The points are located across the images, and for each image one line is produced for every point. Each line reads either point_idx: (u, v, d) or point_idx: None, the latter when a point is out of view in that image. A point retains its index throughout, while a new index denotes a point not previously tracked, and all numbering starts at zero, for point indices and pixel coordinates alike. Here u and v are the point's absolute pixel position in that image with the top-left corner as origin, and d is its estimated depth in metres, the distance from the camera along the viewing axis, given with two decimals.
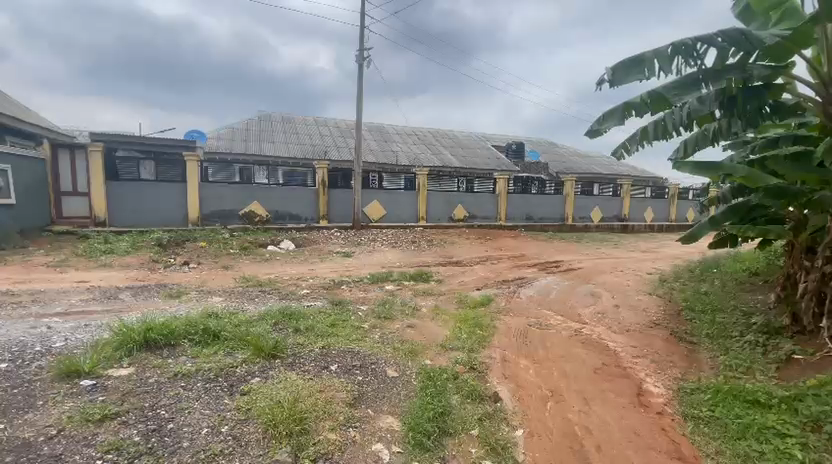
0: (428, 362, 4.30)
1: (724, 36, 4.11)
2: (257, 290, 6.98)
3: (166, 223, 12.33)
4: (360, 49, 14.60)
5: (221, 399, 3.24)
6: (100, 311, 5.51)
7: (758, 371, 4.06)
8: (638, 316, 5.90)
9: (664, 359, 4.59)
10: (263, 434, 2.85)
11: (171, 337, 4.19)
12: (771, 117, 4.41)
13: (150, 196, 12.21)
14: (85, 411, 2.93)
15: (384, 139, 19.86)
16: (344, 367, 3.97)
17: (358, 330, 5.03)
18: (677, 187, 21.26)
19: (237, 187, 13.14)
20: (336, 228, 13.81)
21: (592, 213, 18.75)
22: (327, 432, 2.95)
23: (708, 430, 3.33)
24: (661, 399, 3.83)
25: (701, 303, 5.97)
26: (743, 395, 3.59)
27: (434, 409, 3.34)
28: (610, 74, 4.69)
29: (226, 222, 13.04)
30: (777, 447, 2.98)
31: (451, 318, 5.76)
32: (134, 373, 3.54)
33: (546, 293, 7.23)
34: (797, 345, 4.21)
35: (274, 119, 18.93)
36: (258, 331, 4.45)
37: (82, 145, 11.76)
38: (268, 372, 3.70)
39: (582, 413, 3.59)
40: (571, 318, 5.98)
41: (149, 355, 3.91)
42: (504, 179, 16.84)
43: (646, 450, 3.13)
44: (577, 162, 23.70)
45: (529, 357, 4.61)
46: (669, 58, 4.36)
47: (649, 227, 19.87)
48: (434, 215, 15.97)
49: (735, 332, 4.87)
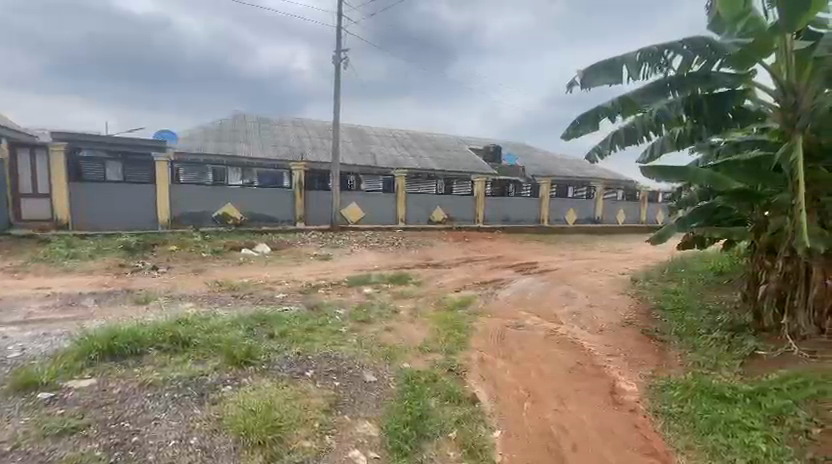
0: (407, 365, 4.28)
1: (689, 44, 4.34)
2: (231, 294, 6.83)
3: (135, 225, 11.93)
4: (338, 49, 14.52)
5: (190, 408, 3.14)
6: (62, 318, 5.26)
7: (724, 366, 4.19)
8: (611, 316, 6.04)
9: (636, 358, 4.69)
10: (235, 444, 2.76)
11: (137, 345, 4.01)
12: (734, 124, 4.59)
13: (119, 196, 11.78)
14: (44, 425, 2.78)
15: (362, 140, 19.85)
16: (320, 372, 3.90)
17: (337, 333, 4.99)
18: (646, 189, 22.06)
19: (211, 188, 12.89)
20: (313, 230, 13.72)
21: (567, 215, 19.20)
22: (302, 440, 2.88)
23: (679, 426, 3.40)
24: (633, 396, 3.88)
25: (670, 303, 6.16)
26: (710, 390, 3.73)
27: (413, 414, 3.32)
28: (581, 77, 4.77)
29: (199, 224, 12.73)
30: (744, 441, 3.08)
31: (430, 320, 5.79)
32: (97, 384, 3.38)
33: (523, 294, 7.35)
34: (760, 341, 4.41)
35: (248, 118, 18.60)
36: (231, 337, 4.35)
37: (45, 145, 10.93)
38: (241, 379, 3.60)
39: (558, 413, 3.63)
40: (547, 318, 6.08)
41: (114, 364, 3.74)
42: (481, 181, 17.13)
43: (620, 449, 3.17)
44: (553, 165, 24.24)
45: (508, 358, 4.66)
46: (639, 64, 4.47)
47: (622, 228, 20.52)
48: (413, 217, 16.00)
49: (703, 330, 5.04)
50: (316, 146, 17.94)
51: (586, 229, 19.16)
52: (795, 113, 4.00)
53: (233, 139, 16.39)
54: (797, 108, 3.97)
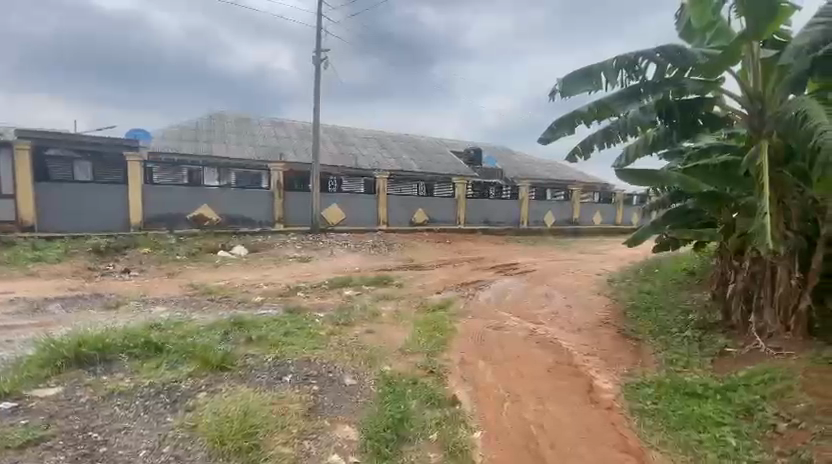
0: (388, 368, 4.25)
1: (662, 52, 4.42)
2: (207, 298, 6.66)
3: (105, 227, 11.52)
4: (317, 50, 14.39)
5: (163, 416, 3.04)
6: (25, 325, 5.02)
7: (696, 364, 4.31)
8: (588, 316, 6.15)
9: (612, 356, 4.79)
10: (209, 452, 2.68)
11: (106, 352, 3.87)
12: (703, 129, 4.73)
13: (89, 197, 11.35)
14: (5, 438, 2.64)
15: (343, 141, 19.75)
16: (299, 376, 3.84)
17: (316, 337, 4.93)
18: (622, 193, 22.64)
19: (186, 189, 12.59)
20: (293, 232, 13.53)
21: (546, 217, 19.50)
22: (279, 446, 2.81)
23: (652, 422, 3.47)
24: (610, 394, 3.95)
25: (644, 302, 6.32)
26: (682, 388, 3.84)
27: (394, 417, 3.30)
28: (561, 86, 4.86)
29: (173, 226, 12.40)
30: (714, 436, 3.18)
31: (411, 322, 5.78)
32: (63, 393, 3.24)
33: (503, 295, 7.42)
34: (729, 339, 4.59)
35: (226, 118, 18.24)
36: (207, 342, 4.23)
37: (8, 142, 10.33)
38: (216, 385, 3.51)
39: (537, 412, 3.67)
40: (526, 318, 6.16)
41: (81, 372, 3.59)
42: (462, 183, 17.26)
43: (597, 446, 3.21)
44: (532, 168, 24.62)
45: (488, 358, 4.70)
46: (616, 71, 4.58)
47: (598, 230, 20.98)
48: (394, 218, 15.97)
49: (675, 328, 5.21)
50: (296, 147, 17.73)
51: (564, 231, 19.52)
52: (761, 119, 4.17)
53: (210, 138, 16.02)
54: (763, 114, 4.14)
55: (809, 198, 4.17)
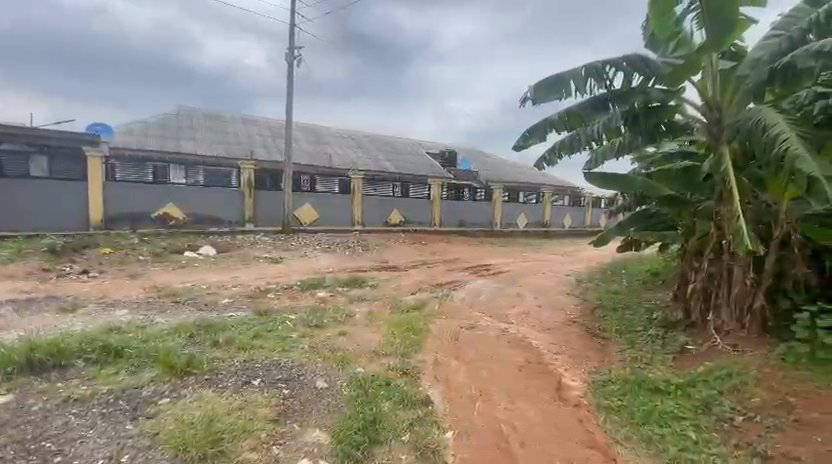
0: (360, 370, 4.21)
1: (627, 62, 4.59)
2: (172, 300, 6.42)
3: (61, 226, 10.90)
4: (291, 47, 14.16)
5: (122, 424, 2.90)
6: None
7: (659, 361, 4.47)
8: (558, 315, 6.29)
9: (580, 355, 4.91)
10: (172, 460, 2.59)
11: (61, 357, 3.67)
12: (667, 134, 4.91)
13: (45, 194, 10.71)
14: None
15: (317, 140, 19.51)
16: (268, 380, 3.75)
17: (287, 339, 4.84)
18: (590, 196, 23.36)
19: (150, 187, 12.17)
20: (264, 232, 13.24)
21: (518, 219, 19.88)
22: (248, 452, 2.74)
23: (618, 418, 3.58)
24: (577, 392, 4.06)
25: (612, 302, 6.51)
26: (645, 384, 3.99)
27: (365, 419, 3.27)
28: (532, 93, 4.95)
29: (136, 225, 11.95)
30: (675, 430, 3.31)
31: (385, 323, 5.76)
32: (12, 401, 3.05)
33: (477, 295, 7.50)
34: (690, 338, 4.76)
35: (195, 114, 17.68)
36: (170, 346, 4.06)
37: None
38: (180, 390, 3.38)
39: (508, 410, 3.72)
40: (499, 318, 6.24)
41: (33, 379, 3.39)
42: (437, 184, 17.39)
43: (565, 442, 3.29)
44: (505, 171, 25.07)
45: (460, 358, 4.73)
46: (585, 79, 4.71)
47: (568, 232, 21.56)
48: (369, 218, 15.87)
49: (639, 327, 5.40)
50: (269, 145, 17.37)
51: (535, 232, 19.93)
52: (719, 127, 4.39)
53: (177, 135, 15.48)
54: (721, 122, 4.35)
55: (763, 203, 4.44)
